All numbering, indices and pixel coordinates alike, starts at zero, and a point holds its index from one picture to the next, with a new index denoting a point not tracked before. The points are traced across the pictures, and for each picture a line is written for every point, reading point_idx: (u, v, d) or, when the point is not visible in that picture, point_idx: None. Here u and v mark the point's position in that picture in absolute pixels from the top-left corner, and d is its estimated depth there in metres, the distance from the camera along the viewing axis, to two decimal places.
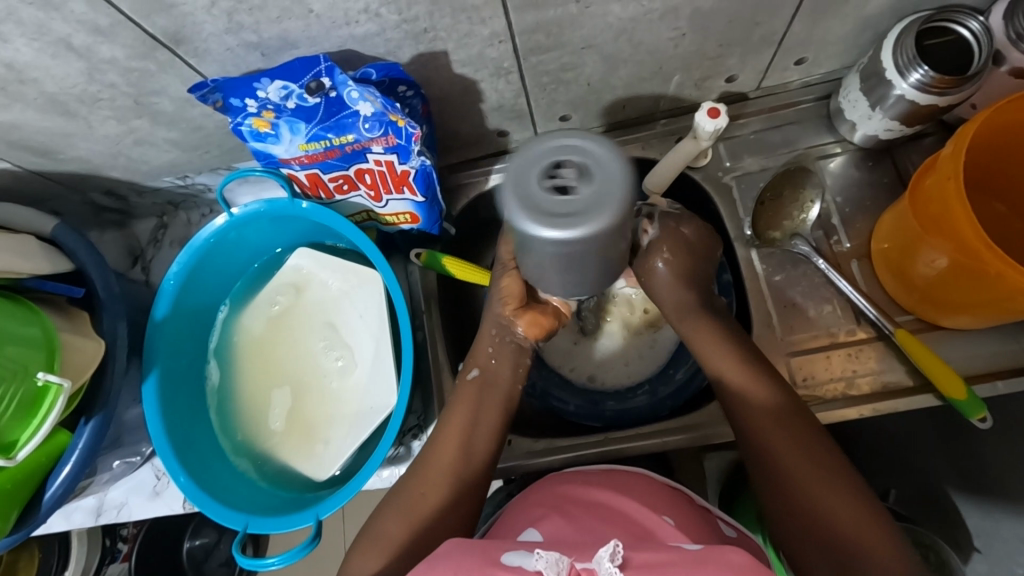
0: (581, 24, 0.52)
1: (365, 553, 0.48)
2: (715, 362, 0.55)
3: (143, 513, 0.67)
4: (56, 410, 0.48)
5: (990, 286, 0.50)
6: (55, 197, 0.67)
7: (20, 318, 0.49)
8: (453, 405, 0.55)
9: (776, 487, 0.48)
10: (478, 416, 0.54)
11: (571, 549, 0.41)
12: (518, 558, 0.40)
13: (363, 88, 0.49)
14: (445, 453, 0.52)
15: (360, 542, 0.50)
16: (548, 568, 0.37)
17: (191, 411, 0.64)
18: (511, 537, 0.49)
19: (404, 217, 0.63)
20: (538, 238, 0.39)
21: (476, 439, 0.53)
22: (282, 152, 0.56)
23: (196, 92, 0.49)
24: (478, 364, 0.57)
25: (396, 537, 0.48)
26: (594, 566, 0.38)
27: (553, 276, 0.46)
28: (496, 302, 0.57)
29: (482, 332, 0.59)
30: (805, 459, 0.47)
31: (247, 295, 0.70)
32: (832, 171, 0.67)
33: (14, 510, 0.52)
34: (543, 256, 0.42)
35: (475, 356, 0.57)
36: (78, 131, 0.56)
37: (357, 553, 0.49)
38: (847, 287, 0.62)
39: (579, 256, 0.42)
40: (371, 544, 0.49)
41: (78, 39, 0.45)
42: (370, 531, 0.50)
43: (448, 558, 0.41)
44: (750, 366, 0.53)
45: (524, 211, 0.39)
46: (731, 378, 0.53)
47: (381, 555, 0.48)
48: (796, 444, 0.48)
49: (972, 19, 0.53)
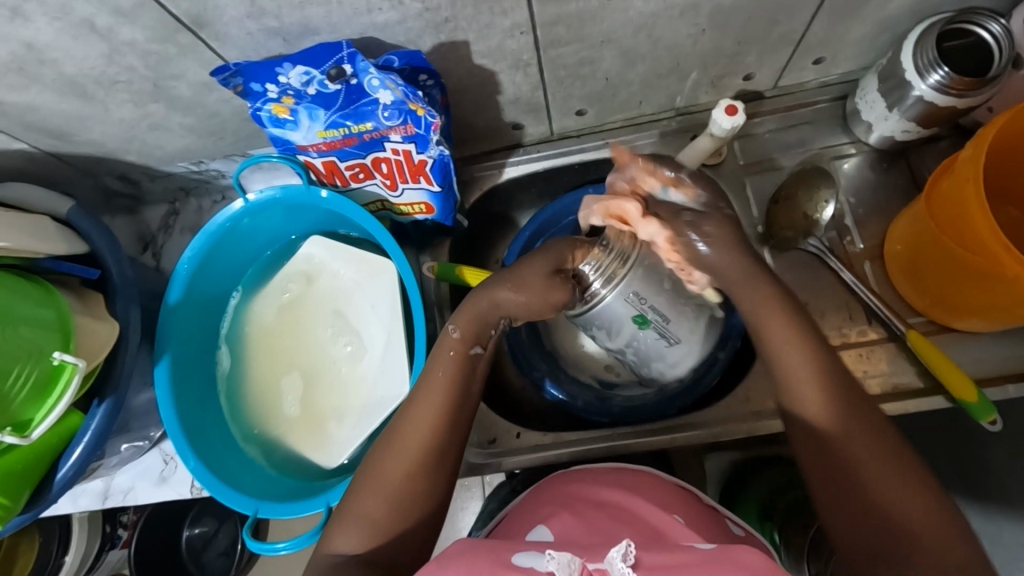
0: (602, 18, 0.52)
1: (347, 529, 0.48)
2: (774, 355, 0.48)
3: (149, 498, 0.67)
4: (70, 389, 0.48)
5: (1004, 288, 0.50)
6: (67, 181, 0.67)
7: (36, 298, 0.49)
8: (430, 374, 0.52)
9: (874, 522, 0.42)
10: (462, 389, 0.51)
11: (583, 548, 0.41)
12: (530, 559, 0.40)
13: (385, 77, 0.49)
14: (421, 419, 0.50)
15: (337, 520, 0.49)
16: (560, 569, 0.37)
17: (202, 399, 0.65)
18: (519, 537, 0.49)
19: (419, 207, 0.63)
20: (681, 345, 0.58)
21: (465, 412, 0.52)
22: (300, 139, 0.56)
23: (218, 75, 0.49)
24: (479, 341, 0.53)
25: (380, 521, 0.48)
26: (606, 567, 0.38)
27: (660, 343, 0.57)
28: (519, 292, 0.52)
29: (481, 295, 0.53)
30: (917, 498, 0.42)
31: (259, 281, 0.70)
32: (845, 172, 0.67)
33: (24, 492, 0.51)
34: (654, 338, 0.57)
35: (479, 332, 0.53)
36: (93, 114, 0.56)
37: (341, 528, 0.48)
38: (860, 288, 0.62)
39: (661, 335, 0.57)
40: (351, 520, 0.48)
41: (101, 19, 0.45)
42: (352, 506, 0.49)
43: (458, 558, 0.41)
44: (847, 386, 0.46)
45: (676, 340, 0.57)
46: (805, 398, 0.46)
47: (366, 538, 0.47)
48: (899, 477, 0.42)
49: (993, 23, 0.53)
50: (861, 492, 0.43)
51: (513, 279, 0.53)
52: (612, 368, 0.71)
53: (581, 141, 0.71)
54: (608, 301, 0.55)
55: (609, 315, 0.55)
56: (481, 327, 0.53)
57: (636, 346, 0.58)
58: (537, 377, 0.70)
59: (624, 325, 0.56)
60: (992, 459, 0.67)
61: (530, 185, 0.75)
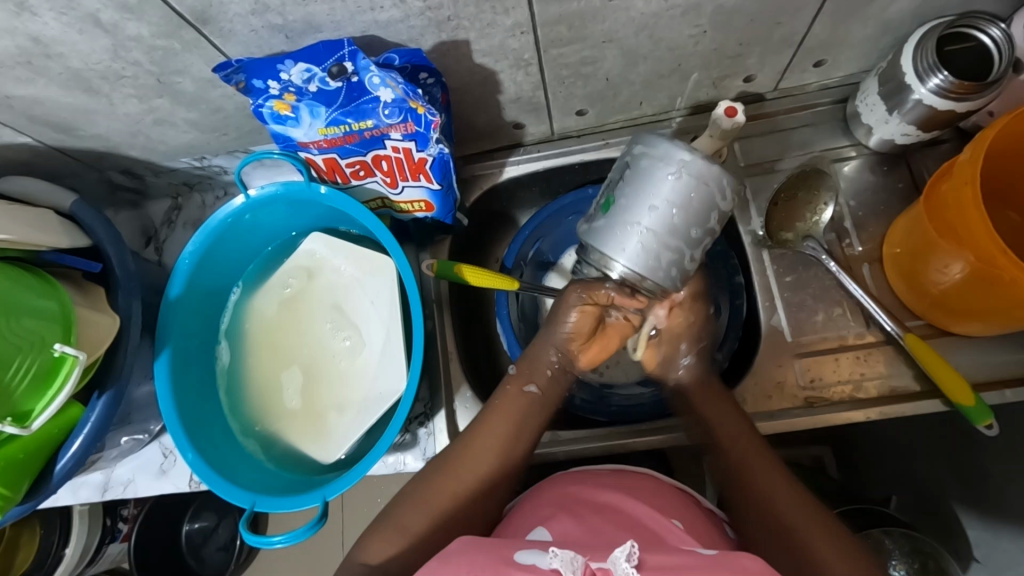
0: (603, 18, 0.52)
1: (384, 538, 0.50)
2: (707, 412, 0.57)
3: (148, 491, 0.68)
4: (71, 381, 0.49)
5: (1004, 292, 0.50)
6: (72, 174, 0.68)
7: (38, 290, 0.49)
8: (496, 408, 0.56)
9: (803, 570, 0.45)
10: (521, 426, 0.56)
11: (585, 549, 0.41)
12: (532, 556, 0.40)
13: (385, 75, 0.49)
14: (484, 447, 0.54)
15: (373, 528, 0.51)
16: (564, 566, 0.37)
17: (202, 392, 0.65)
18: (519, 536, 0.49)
19: (418, 205, 0.64)
20: (669, 153, 0.48)
21: (515, 448, 0.55)
22: (301, 136, 0.56)
23: (221, 72, 0.49)
24: (535, 380, 0.58)
25: (420, 532, 0.49)
26: (610, 567, 0.38)
27: (654, 172, 0.48)
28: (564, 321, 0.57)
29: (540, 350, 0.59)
30: (834, 537, 0.46)
31: (260, 277, 0.70)
32: (846, 174, 0.67)
33: (24, 482, 0.52)
34: (643, 188, 0.49)
35: (531, 370, 0.59)
36: (98, 108, 0.57)
37: (374, 538, 0.50)
38: (859, 290, 0.61)
39: (643, 179, 0.49)
40: (388, 530, 0.50)
41: (106, 14, 0.46)
42: (393, 517, 0.51)
43: (462, 555, 0.41)
44: (778, 462, 0.52)
45: (655, 156, 0.48)
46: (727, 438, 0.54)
47: (394, 545, 0.49)
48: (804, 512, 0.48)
49: (993, 27, 0.53)
50: (791, 531, 0.47)
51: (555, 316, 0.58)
52: (597, 368, 0.71)
53: (582, 141, 0.72)
54: (610, 247, 0.50)
55: (624, 250, 0.49)
56: (535, 363, 0.59)
57: (655, 196, 0.48)
58: None
59: (637, 228, 0.49)
60: (989, 464, 0.68)
61: (531, 184, 0.75)
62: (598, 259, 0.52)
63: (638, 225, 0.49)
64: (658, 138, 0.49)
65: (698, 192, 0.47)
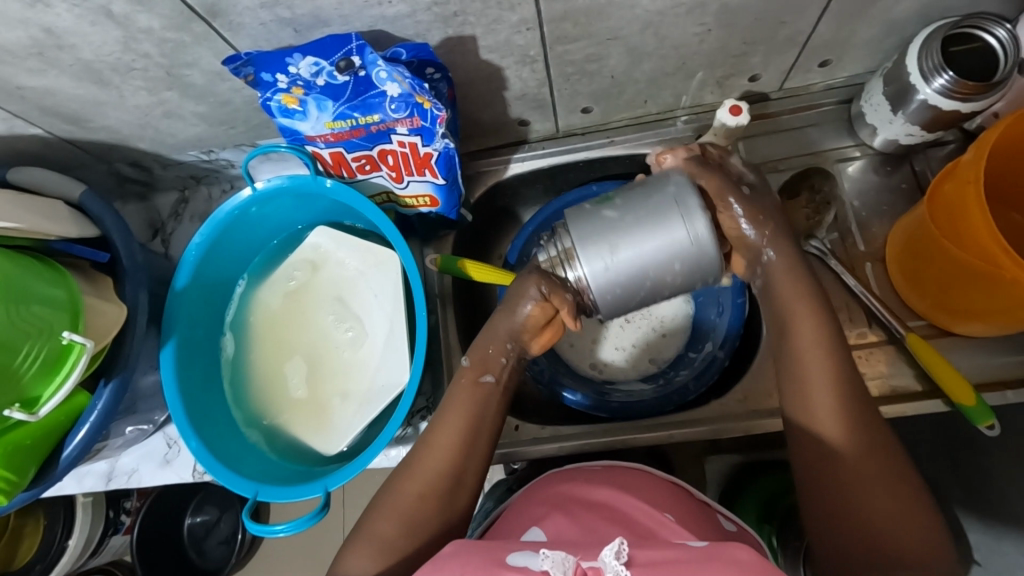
0: (609, 15, 0.52)
1: (359, 552, 0.48)
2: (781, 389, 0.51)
3: (153, 480, 0.68)
4: (77, 369, 0.49)
5: (1007, 293, 0.50)
6: (82, 166, 0.69)
7: (47, 278, 0.50)
8: (452, 403, 0.53)
9: (888, 569, 0.42)
10: (482, 415, 0.53)
11: (577, 548, 0.42)
12: (524, 558, 0.40)
13: (392, 69, 0.50)
14: (442, 443, 0.51)
15: (351, 541, 0.49)
16: (555, 568, 0.37)
17: (206, 381, 0.66)
18: (513, 536, 0.49)
19: (423, 199, 0.64)
20: (693, 219, 0.47)
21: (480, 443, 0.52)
22: (308, 129, 0.57)
23: (230, 64, 0.50)
24: (492, 370, 0.54)
25: (393, 539, 0.48)
26: (601, 566, 0.38)
27: (672, 214, 0.47)
28: (515, 309, 0.53)
29: (493, 330, 0.55)
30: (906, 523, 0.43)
31: (266, 269, 0.71)
32: (849, 175, 0.67)
33: (30, 468, 0.53)
34: (651, 219, 0.47)
35: (487, 360, 0.54)
36: (108, 100, 0.58)
37: (352, 549, 0.48)
38: (855, 284, 0.63)
39: (653, 203, 0.48)
40: (361, 539, 0.48)
41: (117, 6, 0.46)
42: (368, 524, 0.49)
43: (455, 558, 0.41)
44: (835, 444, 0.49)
45: (679, 206, 0.47)
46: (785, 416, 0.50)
47: (375, 558, 0.47)
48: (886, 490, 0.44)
49: (999, 27, 0.53)
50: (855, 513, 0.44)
51: (511, 298, 0.54)
52: (596, 365, 0.72)
53: (586, 139, 0.72)
54: (583, 247, 0.48)
55: (592, 253, 0.48)
56: (489, 353, 0.55)
57: (657, 233, 0.47)
58: (537, 371, 0.69)
59: (619, 249, 0.48)
60: (992, 467, 0.68)
61: (535, 181, 0.76)
62: (563, 250, 0.50)
63: (616, 229, 0.48)
64: (689, 192, 0.48)
65: (698, 258, 0.47)
